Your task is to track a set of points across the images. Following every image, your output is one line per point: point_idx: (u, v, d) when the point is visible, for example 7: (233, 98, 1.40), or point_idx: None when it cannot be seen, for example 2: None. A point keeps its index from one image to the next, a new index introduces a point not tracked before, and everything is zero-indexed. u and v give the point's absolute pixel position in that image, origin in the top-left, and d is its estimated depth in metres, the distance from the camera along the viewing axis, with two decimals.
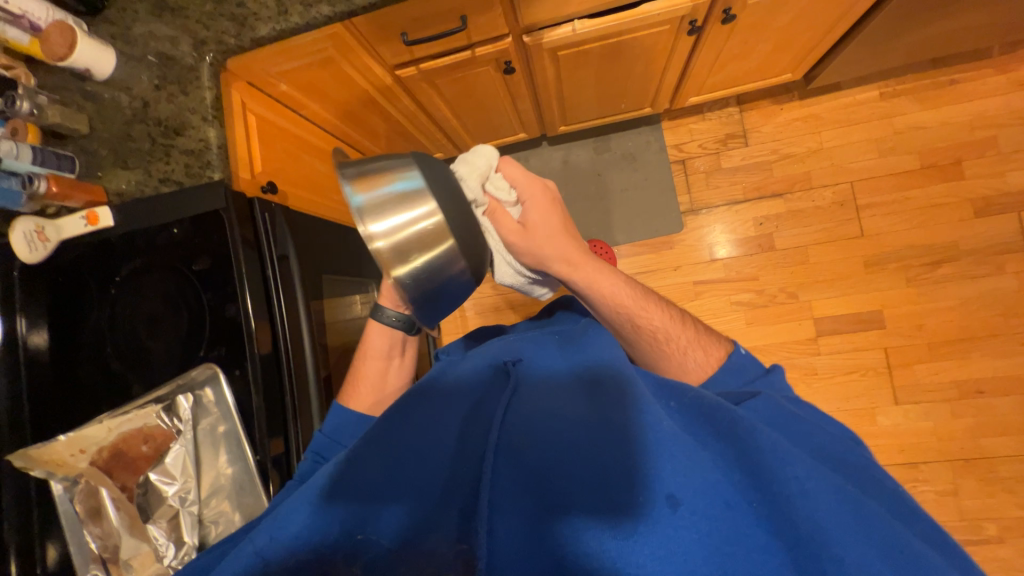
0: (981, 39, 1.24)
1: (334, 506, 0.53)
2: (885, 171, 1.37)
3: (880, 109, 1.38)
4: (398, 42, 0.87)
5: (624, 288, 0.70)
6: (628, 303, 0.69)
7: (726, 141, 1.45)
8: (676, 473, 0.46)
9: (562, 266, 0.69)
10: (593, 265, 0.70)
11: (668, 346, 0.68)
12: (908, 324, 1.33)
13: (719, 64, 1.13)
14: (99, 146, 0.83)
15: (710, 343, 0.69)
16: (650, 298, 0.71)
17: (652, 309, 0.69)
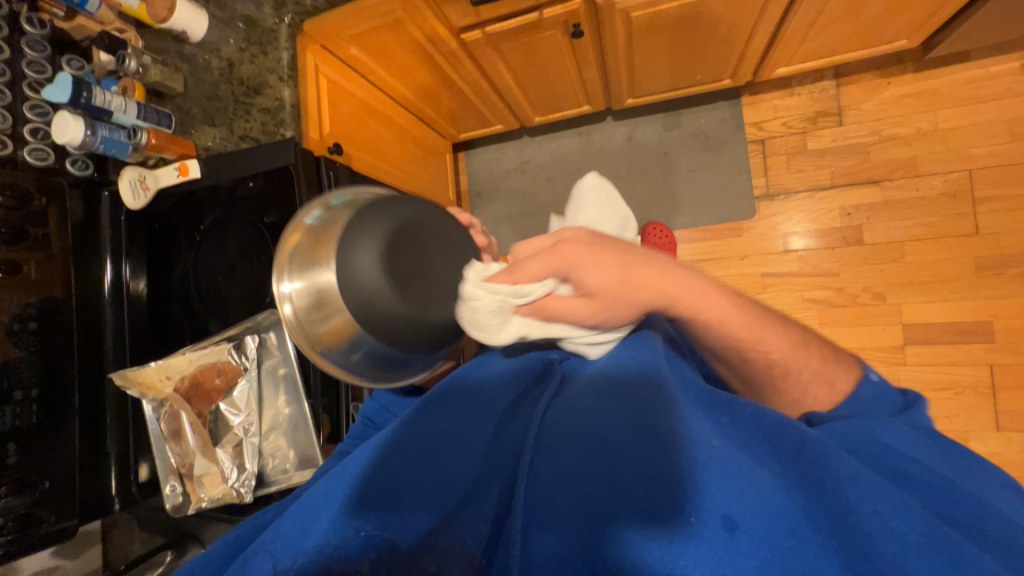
0: None
1: (364, 492, 0.47)
2: (1015, 159, 1.17)
3: (1018, 84, 1.17)
4: (465, 3, 0.85)
5: (767, 317, 0.55)
6: (750, 328, 0.54)
7: (816, 120, 1.30)
8: (733, 487, 0.40)
9: (657, 307, 0.52)
10: (706, 287, 0.53)
11: (783, 375, 0.55)
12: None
13: (816, 29, 1.00)
14: (192, 105, 0.91)
15: (836, 370, 0.56)
16: (769, 317, 0.56)
17: (778, 340, 0.55)
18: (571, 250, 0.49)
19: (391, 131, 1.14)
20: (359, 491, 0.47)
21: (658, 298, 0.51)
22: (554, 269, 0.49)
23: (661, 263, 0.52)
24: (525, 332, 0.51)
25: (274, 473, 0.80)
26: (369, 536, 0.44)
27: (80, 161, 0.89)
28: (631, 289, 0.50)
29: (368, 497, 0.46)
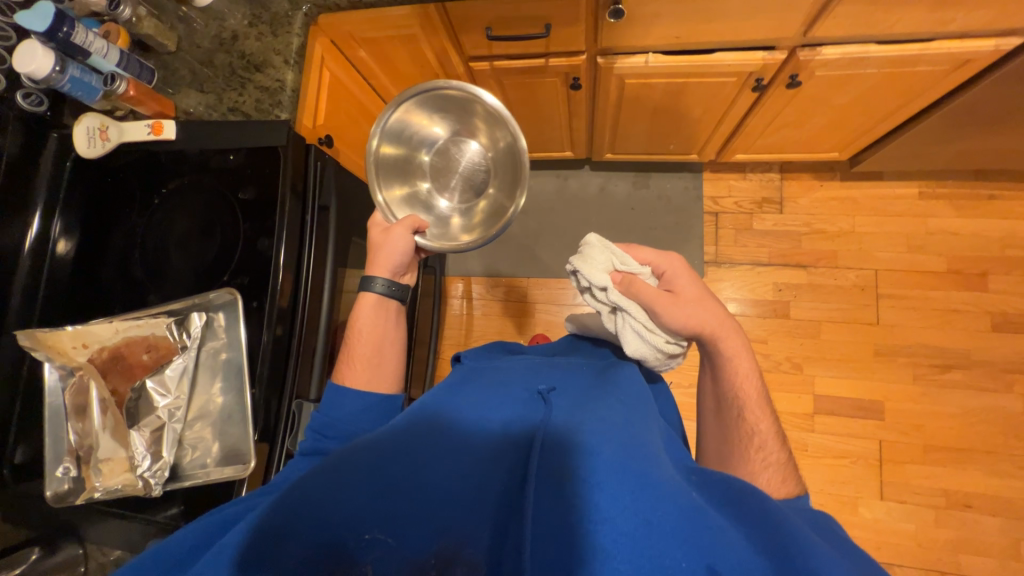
0: None
1: (367, 501, 0.50)
2: (911, 267, 1.39)
3: (916, 207, 1.41)
4: (481, 36, 0.91)
5: (754, 380, 0.70)
6: (746, 392, 0.69)
7: (761, 204, 1.48)
8: (710, 540, 0.45)
9: (704, 335, 0.70)
10: (742, 344, 0.71)
11: (751, 446, 0.66)
12: (907, 421, 1.32)
13: (772, 128, 1.16)
14: (180, 65, 0.87)
15: (789, 472, 0.64)
16: (766, 404, 0.69)
17: (762, 415, 0.68)
18: (672, 264, 0.75)
19: None
20: (360, 495, 0.51)
21: (709, 329, 0.69)
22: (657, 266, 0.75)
23: (723, 316, 0.71)
24: (607, 284, 0.72)
25: (190, 467, 0.72)
26: (371, 540, 0.48)
27: (34, 96, 0.81)
28: (701, 310, 0.70)
29: (369, 506, 0.50)
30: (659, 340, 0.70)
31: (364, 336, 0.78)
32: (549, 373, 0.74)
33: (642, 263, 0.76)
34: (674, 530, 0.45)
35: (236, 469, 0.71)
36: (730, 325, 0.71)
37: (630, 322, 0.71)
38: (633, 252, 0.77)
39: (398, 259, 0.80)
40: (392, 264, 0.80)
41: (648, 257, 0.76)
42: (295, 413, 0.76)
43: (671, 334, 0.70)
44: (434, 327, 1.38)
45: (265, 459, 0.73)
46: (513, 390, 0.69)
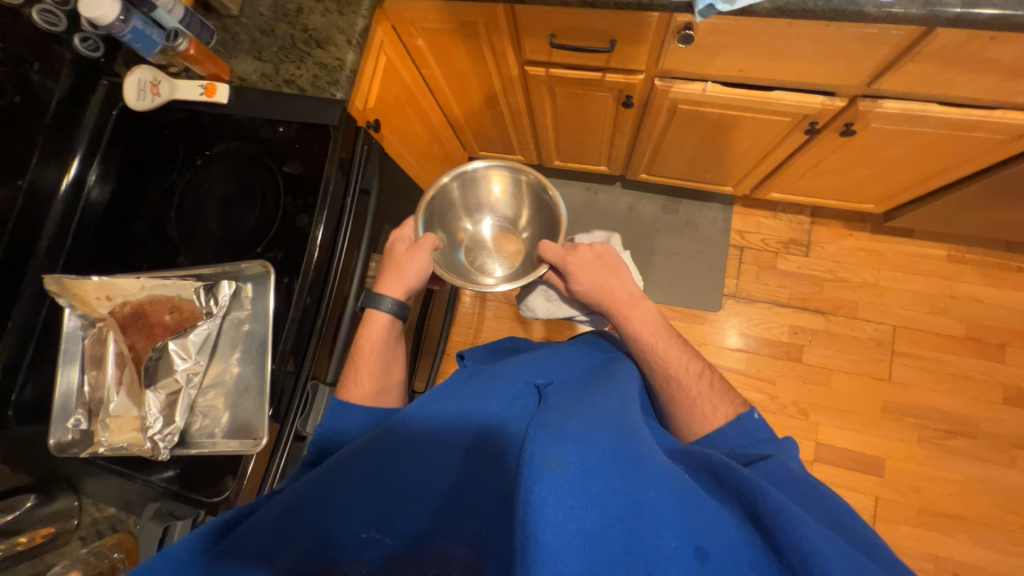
0: None
1: (353, 496, 0.49)
2: (930, 328, 1.38)
3: (942, 269, 1.41)
4: (544, 42, 0.90)
5: (656, 326, 0.79)
6: (654, 337, 0.78)
7: (788, 245, 1.48)
8: (698, 518, 0.41)
9: (610, 302, 0.82)
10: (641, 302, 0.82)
11: (678, 389, 0.73)
12: (907, 482, 1.31)
13: (814, 172, 1.16)
14: (241, 31, 0.86)
15: (721, 398, 0.71)
16: (675, 338, 0.78)
17: (673, 354, 0.76)
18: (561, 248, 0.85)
19: (424, 125, 1.16)
20: (344, 490, 0.49)
21: (611, 295, 0.83)
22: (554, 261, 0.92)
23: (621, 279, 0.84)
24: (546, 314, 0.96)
25: (198, 435, 0.71)
26: (368, 538, 0.47)
27: (90, 42, 0.81)
28: (604, 282, 0.84)
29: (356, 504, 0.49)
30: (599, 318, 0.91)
31: (367, 350, 0.77)
32: (546, 364, 0.71)
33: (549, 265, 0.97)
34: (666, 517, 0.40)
35: (242, 443, 0.69)
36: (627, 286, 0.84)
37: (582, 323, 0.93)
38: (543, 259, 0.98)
39: (413, 282, 0.81)
40: (407, 287, 0.81)
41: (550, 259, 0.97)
42: (310, 394, 0.76)
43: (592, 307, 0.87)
44: (445, 323, 1.38)
45: (274, 436, 0.73)
46: (507, 377, 0.65)
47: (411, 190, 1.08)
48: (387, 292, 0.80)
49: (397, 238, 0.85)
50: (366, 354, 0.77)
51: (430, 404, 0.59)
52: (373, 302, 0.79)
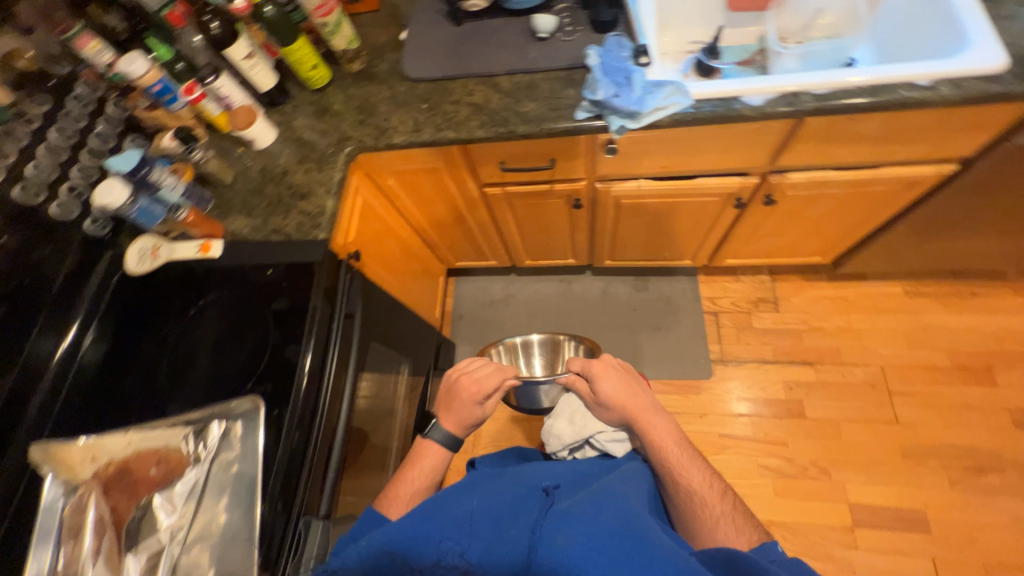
0: (998, 263, 1.37)
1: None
2: (916, 363, 1.41)
3: (904, 304, 1.48)
4: (495, 168, 1.06)
5: (676, 442, 0.81)
6: (674, 455, 0.80)
7: (757, 304, 1.56)
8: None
9: (630, 416, 0.86)
10: (662, 419, 0.85)
11: (705, 508, 0.73)
12: (958, 534, 1.21)
13: (756, 237, 1.28)
14: (234, 195, 1.00)
15: (743, 523, 0.71)
16: (696, 459, 0.79)
17: (696, 472, 0.77)
18: (588, 361, 0.95)
19: (402, 248, 1.27)
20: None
21: (629, 410, 0.86)
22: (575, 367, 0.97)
23: (641, 396, 0.88)
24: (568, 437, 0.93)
25: None
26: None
27: (100, 221, 0.93)
28: (624, 396, 0.88)
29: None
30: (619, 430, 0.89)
31: (413, 481, 0.88)
32: (554, 470, 0.81)
33: (572, 368, 0.98)
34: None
35: None
36: (647, 403, 0.87)
37: (603, 439, 0.89)
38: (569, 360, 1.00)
39: (465, 426, 0.96)
40: (459, 428, 0.95)
41: (574, 362, 0.98)
42: (301, 535, 0.71)
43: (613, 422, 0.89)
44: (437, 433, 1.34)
45: None
46: (522, 481, 0.76)
47: (394, 307, 1.15)
48: (444, 424, 0.95)
49: (470, 384, 0.95)
50: (414, 475, 0.89)
51: (469, 505, 0.71)
52: (438, 429, 0.94)
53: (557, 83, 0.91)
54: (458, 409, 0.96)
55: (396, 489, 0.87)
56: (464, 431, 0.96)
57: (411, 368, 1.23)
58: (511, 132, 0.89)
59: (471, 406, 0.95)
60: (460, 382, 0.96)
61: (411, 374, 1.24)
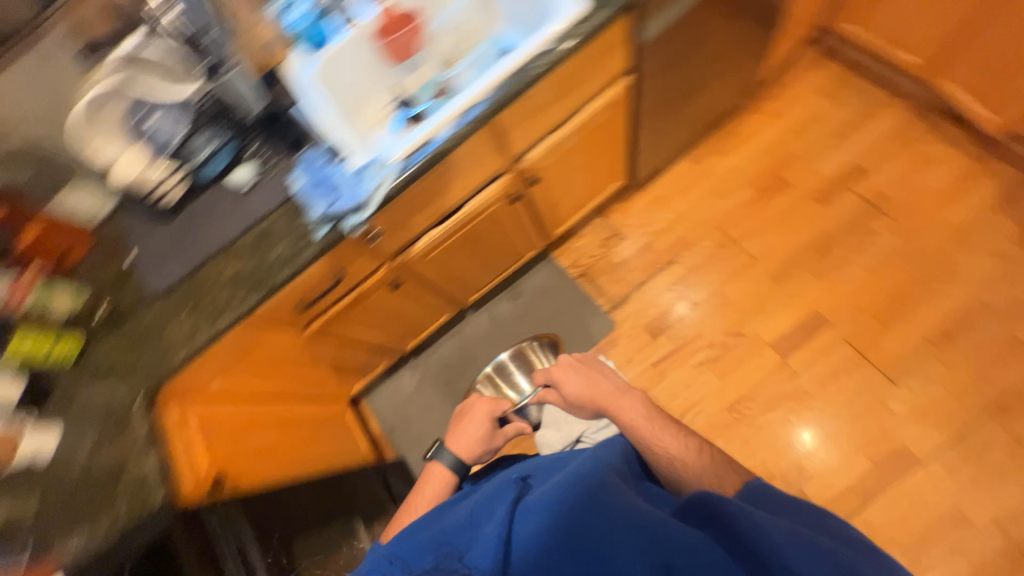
0: (730, 98, 1.57)
1: None
2: (737, 206, 1.59)
3: (700, 168, 1.66)
4: (298, 310, 1.04)
5: (645, 413, 0.88)
6: (643, 425, 0.85)
7: (607, 243, 1.66)
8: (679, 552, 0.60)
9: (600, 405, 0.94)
10: (629, 398, 0.93)
11: (682, 469, 0.77)
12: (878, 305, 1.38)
13: (557, 202, 1.38)
14: (45, 525, 0.83)
15: (722, 473, 0.77)
16: (670, 425, 0.85)
17: (668, 435, 0.82)
18: (552, 369, 1.05)
19: (280, 426, 1.19)
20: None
21: (597, 401, 0.96)
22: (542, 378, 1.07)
23: (609, 386, 0.97)
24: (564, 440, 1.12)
25: None
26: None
27: None
28: (588, 393, 0.98)
29: None
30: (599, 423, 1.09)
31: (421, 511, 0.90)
32: (531, 463, 0.84)
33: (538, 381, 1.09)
34: (653, 542, 0.60)
35: None
36: (614, 390, 0.95)
37: (591, 433, 1.09)
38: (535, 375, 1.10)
39: (477, 447, 1.01)
40: (470, 449, 1.00)
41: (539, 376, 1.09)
42: None
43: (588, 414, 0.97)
44: None
45: None
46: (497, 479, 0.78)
47: (300, 489, 1.07)
48: (453, 448, 1.00)
49: (489, 406, 1.06)
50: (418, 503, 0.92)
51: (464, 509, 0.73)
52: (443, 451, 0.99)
53: (290, 217, 0.91)
54: (468, 428, 1.03)
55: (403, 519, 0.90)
56: (473, 454, 1.01)
57: (367, 521, 1.16)
58: (279, 282, 0.89)
59: (484, 422, 1.04)
60: (473, 406, 1.06)
61: (371, 527, 1.16)
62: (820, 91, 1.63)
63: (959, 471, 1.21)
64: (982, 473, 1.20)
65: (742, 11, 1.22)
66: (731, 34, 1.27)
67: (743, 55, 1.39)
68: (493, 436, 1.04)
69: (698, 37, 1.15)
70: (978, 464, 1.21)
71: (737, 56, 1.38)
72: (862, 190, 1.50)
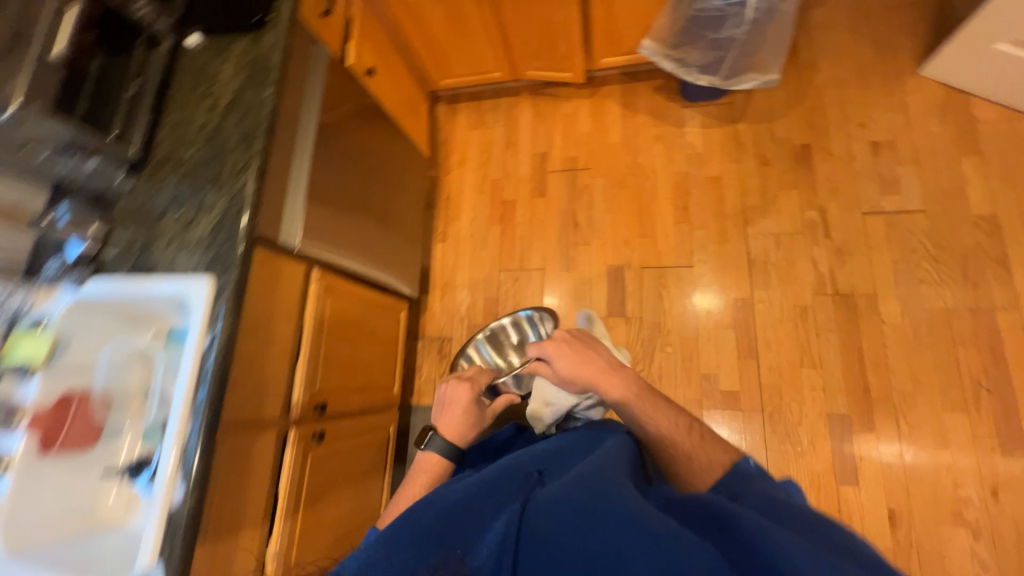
0: (422, 184, 1.72)
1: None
2: (499, 243, 1.73)
3: (452, 241, 1.78)
4: None
5: (636, 393, 0.78)
6: (639, 410, 0.77)
7: (444, 353, 1.66)
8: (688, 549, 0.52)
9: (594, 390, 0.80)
10: (619, 377, 0.79)
11: (675, 450, 0.74)
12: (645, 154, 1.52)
13: (367, 380, 1.32)
14: None
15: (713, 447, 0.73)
16: (663, 400, 0.79)
17: (660, 413, 0.76)
18: (546, 345, 0.84)
19: None
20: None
21: (590, 389, 0.80)
22: (542, 351, 0.84)
23: (602, 366, 0.81)
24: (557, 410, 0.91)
25: None
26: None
27: None
28: (579, 380, 0.80)
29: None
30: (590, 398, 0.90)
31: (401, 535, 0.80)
32: (540, 451, 0.76)
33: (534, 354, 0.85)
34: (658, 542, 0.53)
35: None
36: (606, 369, 0.80)
37: (582, 407, 0.91)
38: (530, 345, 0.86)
39: (467, 423, 0.92)
40: (461, 428, 0.91)
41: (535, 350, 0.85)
42: None
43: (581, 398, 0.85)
44: None
45: None
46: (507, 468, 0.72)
47: None
48: (439, 429, 0.91)
49: (459, 399, 0.95)
50: (405, 497, 0.82)
51: (473, 482, 0.68)
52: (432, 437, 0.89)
53: None
54: (456, 408, 0.94)
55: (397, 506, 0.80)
56: (465, 436, 0.91)
57: None
58: None
59: (467, 408, 0.94)
60: (450, 393, 0.96)
61: None
62: (475, 128, 1.87)
63: (770, 284, 1.46)
64: (784, 270, 1.46)
65: (363, 137, 1.29)
66: (376, 161, 1.34)
67: (399, 155, 1.50)
68: (480, 416, 0.94)
69: (347, 194, 1.18)
70: (777, 267, 1.47)
71: (396, 162, 1.48)
72: (557, 167, 1.75)
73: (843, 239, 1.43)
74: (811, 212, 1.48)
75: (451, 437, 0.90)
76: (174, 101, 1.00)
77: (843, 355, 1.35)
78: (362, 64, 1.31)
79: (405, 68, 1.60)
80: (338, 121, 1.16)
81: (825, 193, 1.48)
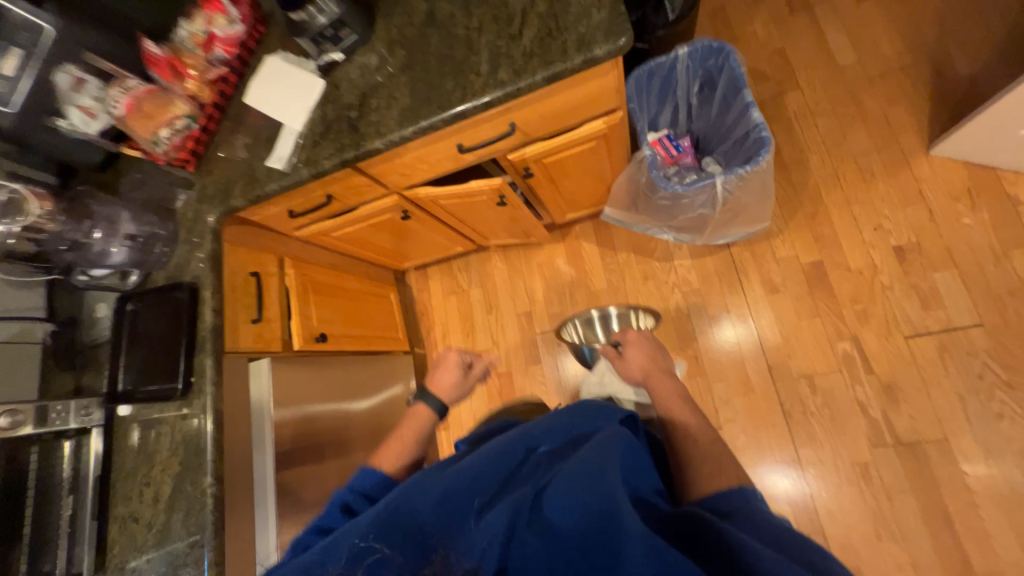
0: (405, 372, 1.57)
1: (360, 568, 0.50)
2: None
3: (454, 429, 1.64)
4: None
5: (682, 401, 0.77)
6: (676, 403, 0.77)
7: None
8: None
9: (647, 376, 0.86)
10: (671, 385, 0.82)
11: (690, 446, 0.66)
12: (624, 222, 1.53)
13: None
14: None
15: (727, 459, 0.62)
16: (689, 405, 0.76)
17: (684, 415, 0.74)
18: (627, 332, 0.96)
19: None
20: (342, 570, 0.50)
21: (644, 377, 0.87)
22: (631, 335, 0.95)
23: (668, 379, 0.84)
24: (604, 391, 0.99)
25: None
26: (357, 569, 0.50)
27: None
28: (644, 376, 0.87)
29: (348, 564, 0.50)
30: (632, 392, 0.95)
31: (410, 437, 0.81)
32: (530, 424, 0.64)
33: (624, 336, 0.98)
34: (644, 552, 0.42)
35: None
36: (667, 374, 0.86)
37: (619, 390, 0.97)
38: (624, 333, 0.98)
39: (455, 384, 0.93)
40: (451, 385, 0.92)
41: (627, 335, 0.96)
42: None
43: (634, 380, 0.91)
44: None
45: None
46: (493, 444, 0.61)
47: None
48: (433, 390, 0.91)
49: (451, 368, 0.94)
50: (402, 439, 0.80)
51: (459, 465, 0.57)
52: (426, 393, 0.90)
53: None
54: (443, 380, 0.93)
55: (387, 449, 0.79)
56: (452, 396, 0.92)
57: None
58: None
59: (455, 368, 0.94)
60: (446, 358, 0.96)
61: None
62: (451, 294, 1.73)
63: (816, 439, 1.26)
64: (829, 420, 1.26)
65: (328, 409, 1.12)
66: (353, 429, 1.20)
67: (369, 374, 1.34)
68: (468, 379, 0.96)
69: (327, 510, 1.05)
70: (820, 416, 1.27)
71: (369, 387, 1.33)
72: (546, 326, 1.61)
73: (889, 372, 1.23)
74: (842, 343, 1.28)
75: (438, 403, 0.88)
76: (118, 488, 0.92)
77: (924, 519, 1.15)
78: (313, 331, 1.18)
79: (359, 278, 1.49)
80: (299, 440, 1.02)
81: (854, 318, 1.28)
